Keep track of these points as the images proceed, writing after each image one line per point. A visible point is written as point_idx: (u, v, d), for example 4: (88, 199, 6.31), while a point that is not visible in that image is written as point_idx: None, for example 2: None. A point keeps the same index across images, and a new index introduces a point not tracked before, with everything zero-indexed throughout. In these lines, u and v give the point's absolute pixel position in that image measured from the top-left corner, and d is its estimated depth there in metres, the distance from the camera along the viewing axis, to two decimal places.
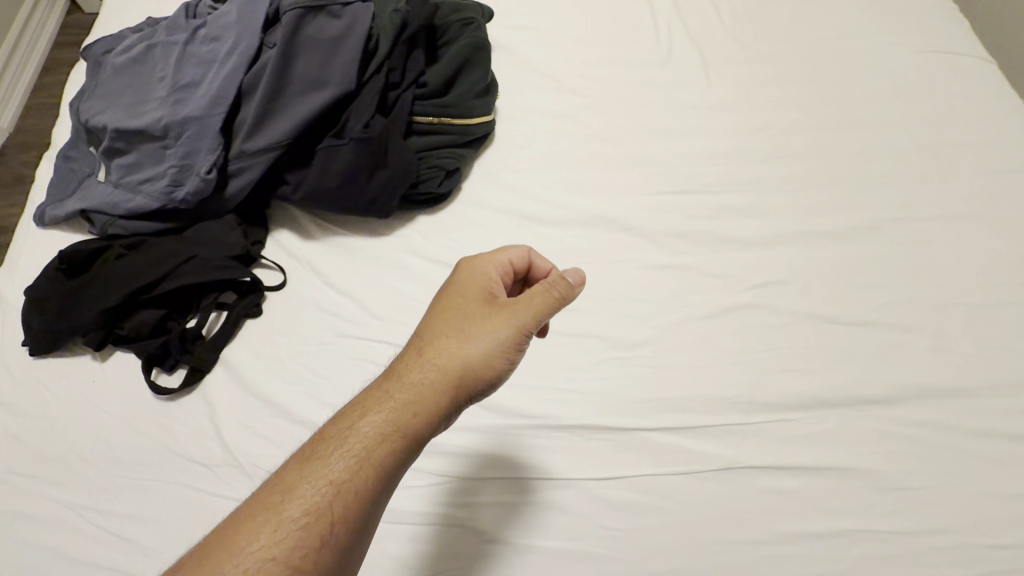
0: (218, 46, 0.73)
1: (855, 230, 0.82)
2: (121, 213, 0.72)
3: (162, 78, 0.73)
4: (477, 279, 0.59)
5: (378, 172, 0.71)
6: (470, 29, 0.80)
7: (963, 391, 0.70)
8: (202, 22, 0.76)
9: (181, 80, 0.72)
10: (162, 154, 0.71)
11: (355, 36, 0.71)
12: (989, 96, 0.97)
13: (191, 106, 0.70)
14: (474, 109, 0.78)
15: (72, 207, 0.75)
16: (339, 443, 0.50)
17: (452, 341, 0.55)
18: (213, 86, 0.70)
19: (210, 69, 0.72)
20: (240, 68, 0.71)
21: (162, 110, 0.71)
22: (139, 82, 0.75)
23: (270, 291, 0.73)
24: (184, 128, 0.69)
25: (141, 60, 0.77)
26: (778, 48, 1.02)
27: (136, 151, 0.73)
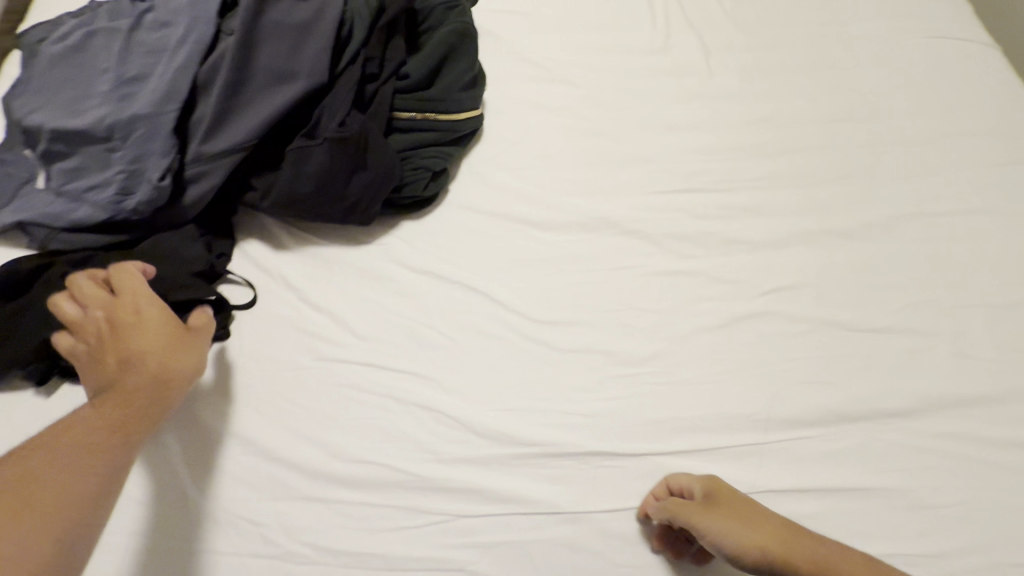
0: (168, 32, 0.64)
1: (868, 228, 0.78)
2: (62, 226, 0.63)
3: (105, 70, 0.64)
4: (98, 294, 0.52)
5: (358, 175, 0.63)
6: (455, 14, 0.72)
7: (987, 399, 0.67)
8: (149, 5, 0.67)
9: (128, 72, 0.63)
10: (107, 157, 0.62)
11: (326, 21, 0.62)
12: (996, 85, 0.93)
13: (138, 103, 0.61)
14: (461, 103, 0.71)
15: (7, 220, 0.65)
16: (54, 472, 0.43)
17: (140, 345, 0.50)
18: (163, 79, 0.61)
19: (161, 59, 0.63)
20: (195, 59, 0.62)
21: (106, 107, 0.62)
22: (79, 75, 0.66)
23: (237, 309, 0.65)
24: (132, 128, 0.61)
25: (81, 49, 0.67)
26: (781, 33, 0.96)
27: (75, 154, 0.64)
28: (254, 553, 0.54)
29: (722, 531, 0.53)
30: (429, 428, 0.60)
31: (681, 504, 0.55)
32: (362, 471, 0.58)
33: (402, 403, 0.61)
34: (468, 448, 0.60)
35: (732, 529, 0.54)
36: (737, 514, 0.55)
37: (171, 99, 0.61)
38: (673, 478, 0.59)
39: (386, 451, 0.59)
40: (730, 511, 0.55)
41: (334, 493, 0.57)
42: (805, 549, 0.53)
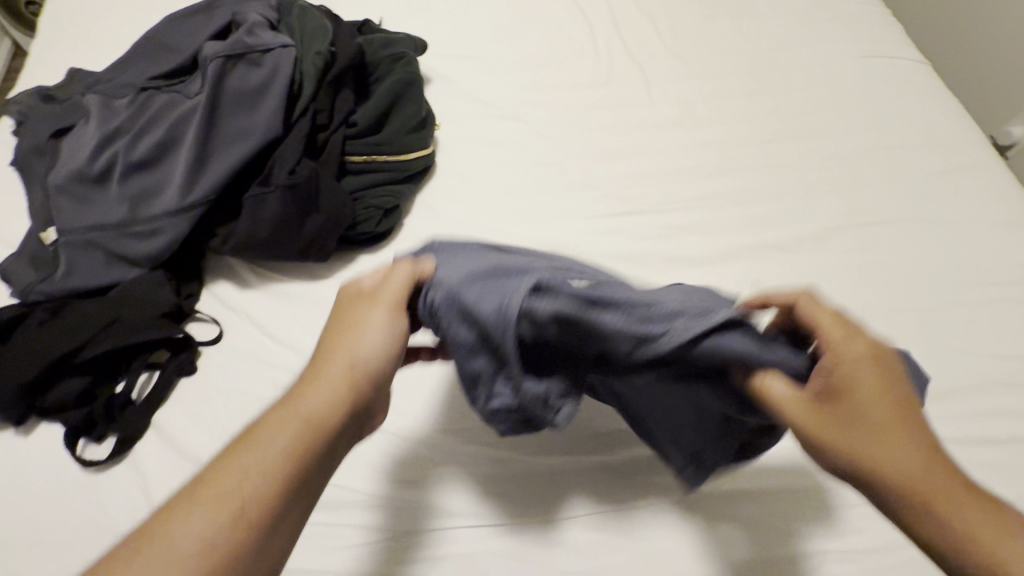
0: (150, 93, 0.69)
1: (802, 241, 0.82)
2: (55, 274, 0.69)
3: (91, 131, 0.69)
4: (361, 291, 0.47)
5: (310, 218, 0.69)
6: (401, 64, 0.79)
7: (918, 399, 0.70)
8: (136, 72, 0.73)
9: (110, 133, 0.68)
10: (100, 210, 0.68)
11: (279, 84, 0.67)
12: (923, 99, 0.99)
13: (124, 161, 0.66)
14: (409, 145, 0.77)
15: (8, 270, 0.71)
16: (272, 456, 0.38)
17: (352, 329, 0.45)
18: (147, 140, 0.67)
19: (140, 117, 0.68)
20: (171, 119, 0.67)
21: (97, 167, 0.67)
22: (74, 137, 0.72)
23: (204, 345, 0.70)
24: (124, 186, 0.67)
25: (70, 122, 0.74)
26: (719, 61, 1.02)
27: (67, 207, 0.69)
28: None
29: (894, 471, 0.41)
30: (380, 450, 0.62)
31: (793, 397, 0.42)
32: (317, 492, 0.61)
33: None
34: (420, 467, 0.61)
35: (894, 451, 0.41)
36: (856, 425, 0.41)
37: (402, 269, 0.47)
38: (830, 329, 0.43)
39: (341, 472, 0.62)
40: (859, 411, 0.41)
41: None
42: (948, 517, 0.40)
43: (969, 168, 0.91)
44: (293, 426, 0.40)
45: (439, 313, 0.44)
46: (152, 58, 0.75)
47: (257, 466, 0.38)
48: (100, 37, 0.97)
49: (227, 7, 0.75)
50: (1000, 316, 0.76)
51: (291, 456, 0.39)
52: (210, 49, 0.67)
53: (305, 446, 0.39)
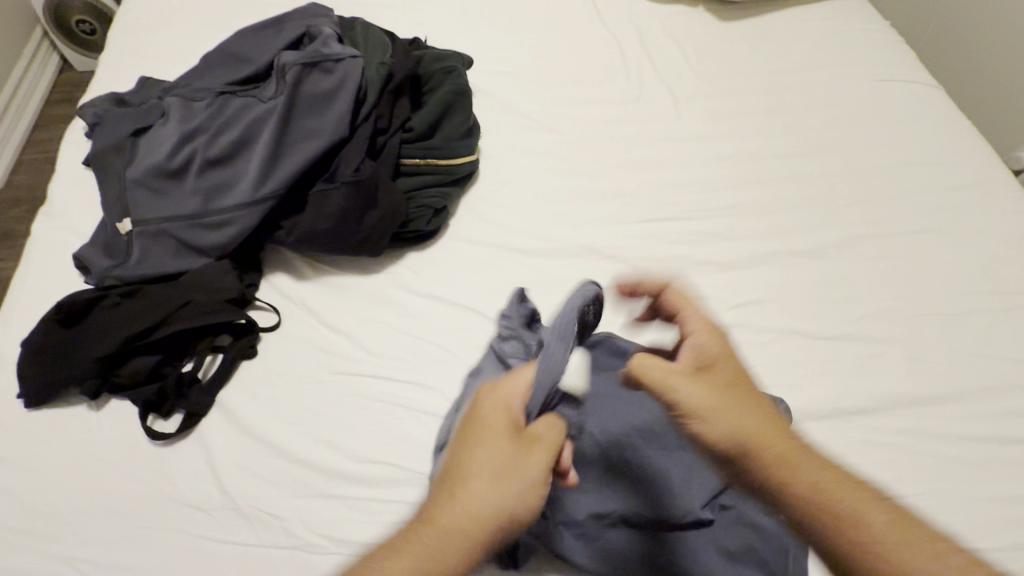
0: (227, 96, 0.76)
1: (826, 248, 0.87)
2: (130, 260, 0.73)
3: (171, 129, 0.75)
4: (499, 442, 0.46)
5: (369, 213, 0.74)
6: (452, 77, 0.85)
7: (942, 398, 0.73)
8: (212, 78, 0.80)
9: (190, 131, 0.73)
10: (176, 202, 0.73)
11: (347, 91, 0.73)
12: (936, 120, 1.05)
13: (203, 158, 0.72)
14: (458, 150, 0.82)
15: (82, 255, 0.76)
16: (469, 516, 0.43)
17: (476, 451, 0.46)
18: (224, 138, 0.72)
19: (217, 118, 0.74)
20: (247, 120, 0.72)
21: (176, 162, 0.73)
22: (152, 136, 0.78)
23: (264, 331, 0.75)
24: (201, 180, 0.73)
25: (149, 123, 0.80)
26: (742, 82, 1.09)
27: (145, 198, 0.74)
28: (276, 545, 0.60)
29: (761, 437, 0.48)
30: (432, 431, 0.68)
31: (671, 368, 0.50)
32: (373, 470, 0.65)
33: (410, 411, 0.69)
34: None
35: (734, 419, 0.48)
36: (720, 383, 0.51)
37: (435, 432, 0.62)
38: (669, 383, 0.49)
39: (395, 452, 0.66)
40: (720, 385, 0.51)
41: (348, 490, 0.64)
42: (804, 480, 0.46)
43: (983, 185, 0.95)
44: (465, 529, 0.43)
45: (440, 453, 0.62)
46: (227, 66, 0.81)
47: (495, 482, 0.44)
48: (167, 48, 1.05)
49: (297, 22, 0.82)
50: (1018, 322, 0.80)
51: (481, 515, 0.44)
52: (287, 58, 0.73)
53: (490, 511, 0.44)
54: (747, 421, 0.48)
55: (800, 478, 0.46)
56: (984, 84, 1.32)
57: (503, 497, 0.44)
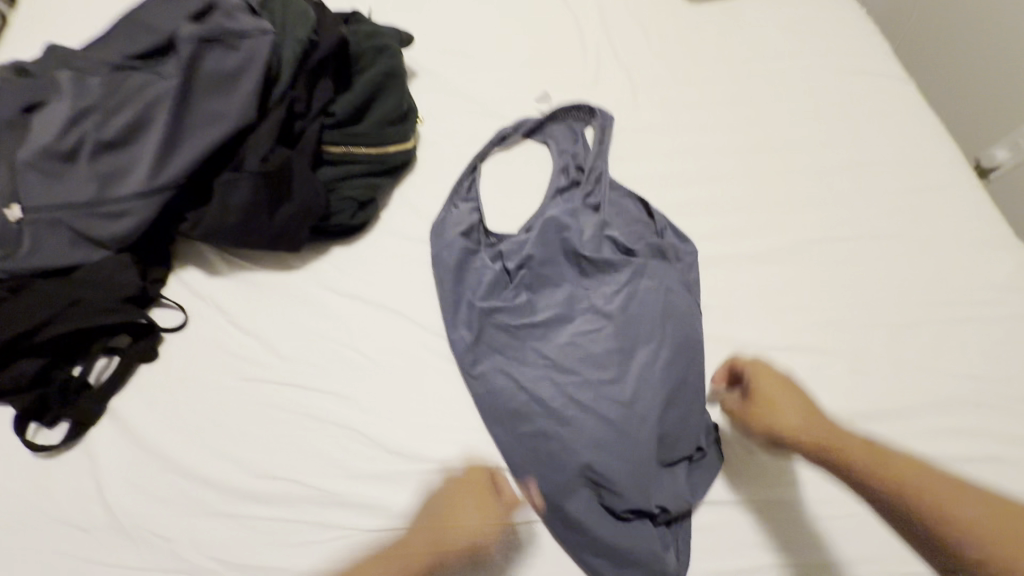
0: (125, 70, 0.67)
1: (778, 252, 0.83)
2: (19, 256, 0.65)
3: (60, 105, 0.66)
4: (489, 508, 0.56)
5: (281, 207, 0.68)
6: (384, 56, 0.78)
7: (881, 414, 0.70)
8: (112, 50, 0.72)
9: (82, 109, 0.65)
10: (71, 189, 0.65)
11: (254, 70, 0.66)
12: (904, 118, 1.01)
13: (99, 141, 0.65)
14: (388, 138, 0.76)
15: None
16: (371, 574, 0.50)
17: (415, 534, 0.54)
18: (122, 120, 0.65)
19: (116, 96, 0.66)
20: (150, 100, 0.65)
21: (67, 145, 0.65)
22: (40, 111, 0.69)
23: (168, 332, 0.69)
24: (97, 166, 0.65)
25: (38, 95, 0.70)
26: (705, 70, 1.03)
27: (34, 185, 0.65)
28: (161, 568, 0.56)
29: (848, 458, 0.52)
30: (343, 445, 0.63)
31: (761, 371, 0.62)
32: (273, 486, 0.60)
33: (320, 421, 0.64)
34: (380, 466, 0.62)
35: (796, 417, 0.56)
36: (771, 374, 0.61)
37: (482, 271, 0.73)
38: (762, 383, 0.61)
39: (300, 466, 0.62)
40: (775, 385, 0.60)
41: (244, 507, 0.59)
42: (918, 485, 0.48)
43: (942, 189, 0.92)
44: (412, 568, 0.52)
45: (477, 271, 0.73)
46: (130, 35, 0.73)
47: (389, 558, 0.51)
48: (82, 12, 0.96)
49: None
50: (966, 334, 0.77)
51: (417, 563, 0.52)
52: (186, 29, 0.64)
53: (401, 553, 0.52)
54: (791, 418, 0.57)
55: (924, 501, 0.47)
56: (952, 85, 1.30)
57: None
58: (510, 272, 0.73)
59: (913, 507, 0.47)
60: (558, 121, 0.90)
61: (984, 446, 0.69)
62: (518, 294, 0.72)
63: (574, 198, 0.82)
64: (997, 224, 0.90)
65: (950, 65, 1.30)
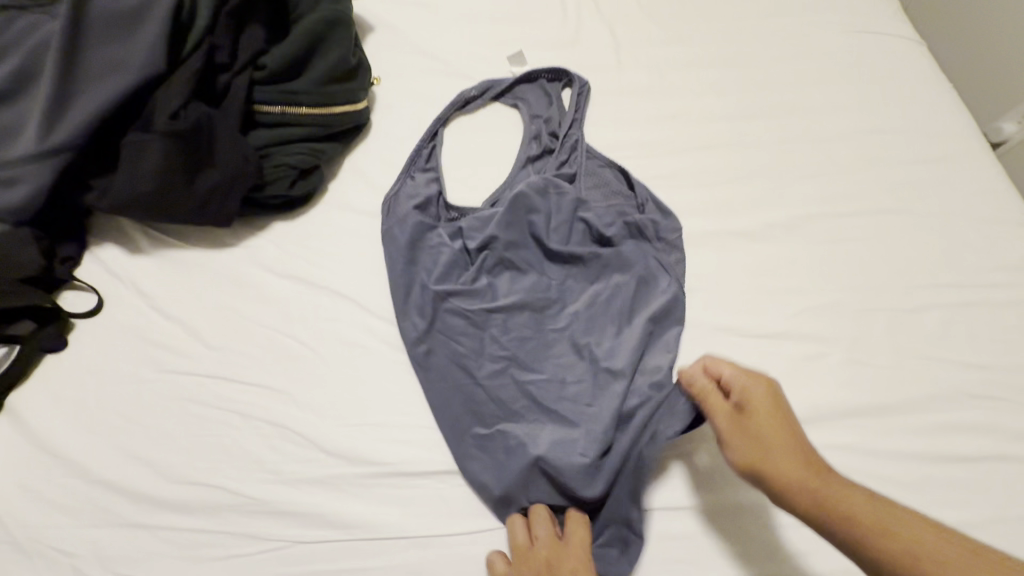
0: None
1: (771, 228, 0.75)
2: None
3: None
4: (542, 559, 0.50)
5: (202, 174, 0.59)
6: (327, 0, 0.68)
7: (879, 407, 0.63)
8: None
9: None
10: None
11: (161, 9, 0.56)
12: (913, 81, 0.92)
13: None
14: (332, 96, 0.67)
15: None
16: None
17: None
18: (8, 68, 0.56)
19: None
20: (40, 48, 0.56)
21: None
22: None
23: (79, 318, 0.61)
24: None
25: None
26: (697, 28, 0.93)
27: None
28: None
29: (792, 490, 0.46)
30: (273, 446, 0.55)
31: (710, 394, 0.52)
32: (193, 494, 0.53)
33: (248, 420, 0.56)
34: (315, 471, 0.54)
35: (768, 446, 0.48)
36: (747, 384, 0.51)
37: (441, 248, 0.65)
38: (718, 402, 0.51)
39: (224, 470, 0.54)
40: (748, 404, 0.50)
41: (159, 518, 0.52)
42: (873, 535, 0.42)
43: (952, 160, 0.84)
44: None
45: (437, 248, 0.66)
46: None
47: None
48: None
49: None
50: (974, 319, 0.70)
51: None
52: None
53: None
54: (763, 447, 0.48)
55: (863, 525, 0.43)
56: (961, 51, 1.20)
57: None
58: (471, 253, 0.65)
59: (853, 541, 0.42)
60: (534, 85, 0.81)
61: (995, 444, 0.62)
62: (478, 277, 0.64)
63: (547, 167, 0.74)
64: (1010, 199, 0.82)
65: (957, 30, 1.20)
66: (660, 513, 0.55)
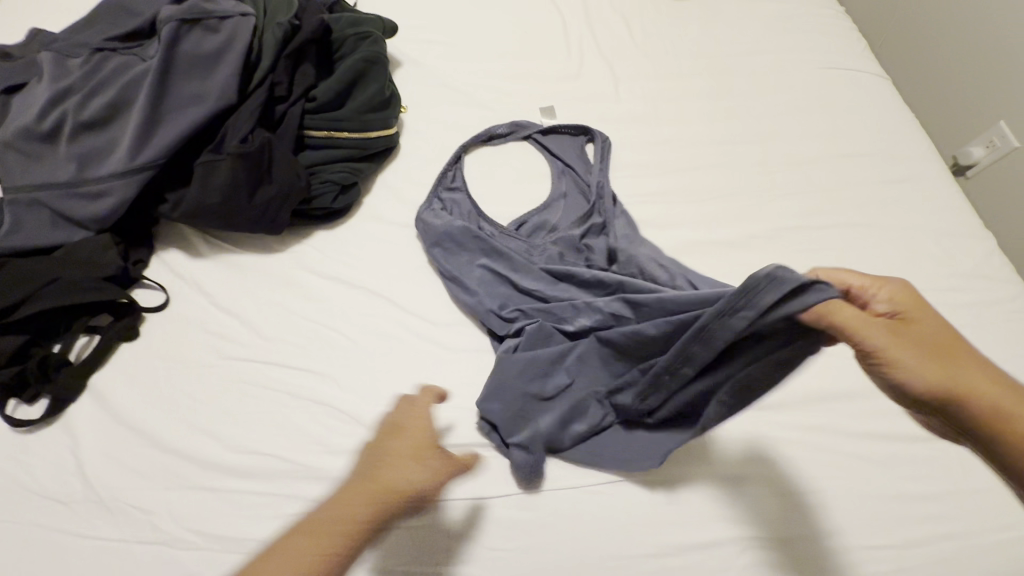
0: (107, 54, 0.69)
1: (753, 239, 0.85)
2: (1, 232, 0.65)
3: (42, 87, 0.68)
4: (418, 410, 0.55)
5: (262, 189, 0.69)
6: (367, 43, 0.79)
7: (850, 393, 0.72)
8: (96, 34, 0.73)
9: (60, 88, 0.66)
10: (51, 168, 0.66)
11: (235, 52, 0.68)
12: (879, 112, 1.03)
13: (78, 121, 0.66)
14: (370, 123, 0.77)
15: None
16: (349, 508, 0.48)
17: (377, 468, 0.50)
18: (103, 100, 0.66)
19: (96, 78, 0.68)
20: (133, 84, 0.67)
21: (46, 124, 0.65)
22: (20, 92, 0.70)
23: (150, 312, 0.69)
24: (77, 146, 0.66)
25: (21, 79, 0.71)
26: (686, 63, 1.05)
27: (14, 162, 0.66)
28: (137, 540, 0.56)
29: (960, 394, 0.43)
30: (321, 422, 0.64)
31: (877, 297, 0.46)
32: (252, 462, 0.61)
33: (298, 399, 0.65)
34: (358, 442, 0.63)
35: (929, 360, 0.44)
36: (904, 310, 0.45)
37: (468, 248, 0.74)
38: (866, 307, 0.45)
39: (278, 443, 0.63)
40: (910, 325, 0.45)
41: (222, 482, 0.60)
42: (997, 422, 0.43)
43: (914, 181, 0.95)
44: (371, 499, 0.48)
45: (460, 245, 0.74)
46: (114, 19, 0.74)
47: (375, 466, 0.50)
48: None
49: None
50: None
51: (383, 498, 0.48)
52: (165, 13, 0.67)
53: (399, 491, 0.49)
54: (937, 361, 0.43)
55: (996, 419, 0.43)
56: (928, 85, 1.33)
57: (360, 521, 0.47)
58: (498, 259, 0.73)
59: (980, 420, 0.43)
60: (566, 130, 0.90)
61: None
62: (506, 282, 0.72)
63: (576, 206, 0.82)
64: (966, 215, 0.92)
65: (926, 64, 1.33)
66: (658, 482, 0.63)
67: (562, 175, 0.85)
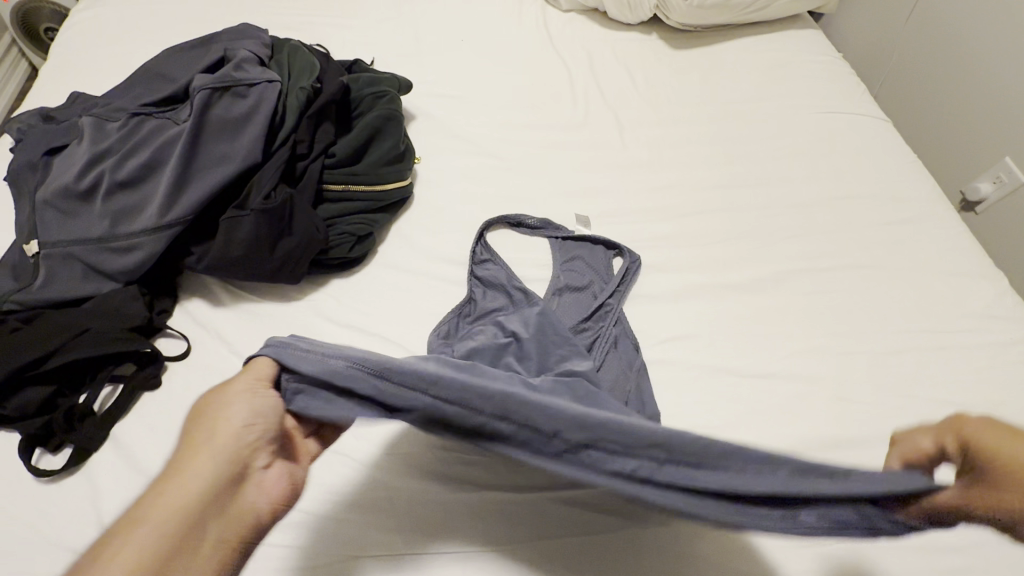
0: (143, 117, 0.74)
1: (761, 280, 0.86)
2: (34, 284, 0.68)
3: (81, 147, 0.72)
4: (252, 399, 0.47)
5: (281, 242, 0.72)
6: (383, 101, 0.84)
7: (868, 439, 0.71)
8: (134, 99, 0.78)
9: (99, 149, 0.71)
10: (85, 223, 0.70)
11: (262, 115, 0.72)
12: (881, 153, 1.05)
13: (112, 180, 0.70)
14: (385, 175, 0.81)
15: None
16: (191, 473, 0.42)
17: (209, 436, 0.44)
18: (136, 160, 0.71)
19: (131, 139, 0.72)
20: (165, 143, 0.71)
21: (82, 183, 0.69)
22: (62, 151, 0.75)
23: (171, 361, 0.71)
24: (110, 202, 0.70)
25: (63, 140, 0.76)
26: (688, 110, 1.09)
27: (50, 217, 0.70)
28: None
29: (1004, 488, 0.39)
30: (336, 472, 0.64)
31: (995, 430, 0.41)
32: None
33: None
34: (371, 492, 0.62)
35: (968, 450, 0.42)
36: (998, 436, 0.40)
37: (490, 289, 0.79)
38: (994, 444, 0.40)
39: None
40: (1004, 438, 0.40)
41: None
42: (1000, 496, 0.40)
43: (920, 221, 0.96)
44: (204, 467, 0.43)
45: (487, 287, 0.79)
46: (151, 86, 0.80)
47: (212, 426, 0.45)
48: (110, 65, 1.05)
49: (222, 44, 0.81)
50: (945, 361, 0.79)
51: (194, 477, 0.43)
52: (199, 81, 0.72)
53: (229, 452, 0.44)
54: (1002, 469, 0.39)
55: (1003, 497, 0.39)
56: (928, 126, 1.36)
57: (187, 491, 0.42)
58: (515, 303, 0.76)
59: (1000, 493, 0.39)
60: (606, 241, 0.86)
61: None
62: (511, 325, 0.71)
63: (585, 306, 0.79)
64: (975, 254, 0.92)
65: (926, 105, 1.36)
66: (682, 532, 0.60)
67: (585, 269, 0.83)
